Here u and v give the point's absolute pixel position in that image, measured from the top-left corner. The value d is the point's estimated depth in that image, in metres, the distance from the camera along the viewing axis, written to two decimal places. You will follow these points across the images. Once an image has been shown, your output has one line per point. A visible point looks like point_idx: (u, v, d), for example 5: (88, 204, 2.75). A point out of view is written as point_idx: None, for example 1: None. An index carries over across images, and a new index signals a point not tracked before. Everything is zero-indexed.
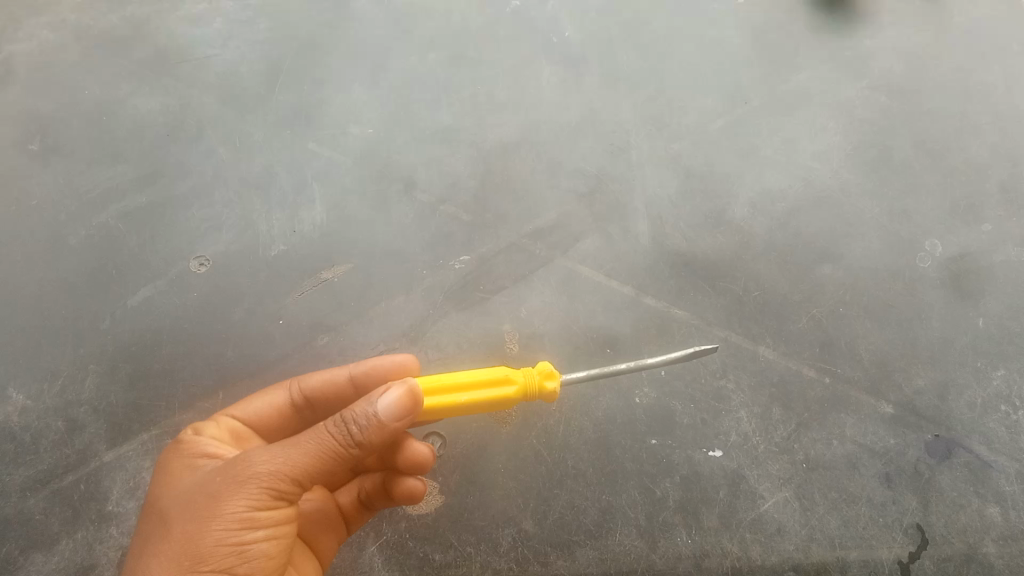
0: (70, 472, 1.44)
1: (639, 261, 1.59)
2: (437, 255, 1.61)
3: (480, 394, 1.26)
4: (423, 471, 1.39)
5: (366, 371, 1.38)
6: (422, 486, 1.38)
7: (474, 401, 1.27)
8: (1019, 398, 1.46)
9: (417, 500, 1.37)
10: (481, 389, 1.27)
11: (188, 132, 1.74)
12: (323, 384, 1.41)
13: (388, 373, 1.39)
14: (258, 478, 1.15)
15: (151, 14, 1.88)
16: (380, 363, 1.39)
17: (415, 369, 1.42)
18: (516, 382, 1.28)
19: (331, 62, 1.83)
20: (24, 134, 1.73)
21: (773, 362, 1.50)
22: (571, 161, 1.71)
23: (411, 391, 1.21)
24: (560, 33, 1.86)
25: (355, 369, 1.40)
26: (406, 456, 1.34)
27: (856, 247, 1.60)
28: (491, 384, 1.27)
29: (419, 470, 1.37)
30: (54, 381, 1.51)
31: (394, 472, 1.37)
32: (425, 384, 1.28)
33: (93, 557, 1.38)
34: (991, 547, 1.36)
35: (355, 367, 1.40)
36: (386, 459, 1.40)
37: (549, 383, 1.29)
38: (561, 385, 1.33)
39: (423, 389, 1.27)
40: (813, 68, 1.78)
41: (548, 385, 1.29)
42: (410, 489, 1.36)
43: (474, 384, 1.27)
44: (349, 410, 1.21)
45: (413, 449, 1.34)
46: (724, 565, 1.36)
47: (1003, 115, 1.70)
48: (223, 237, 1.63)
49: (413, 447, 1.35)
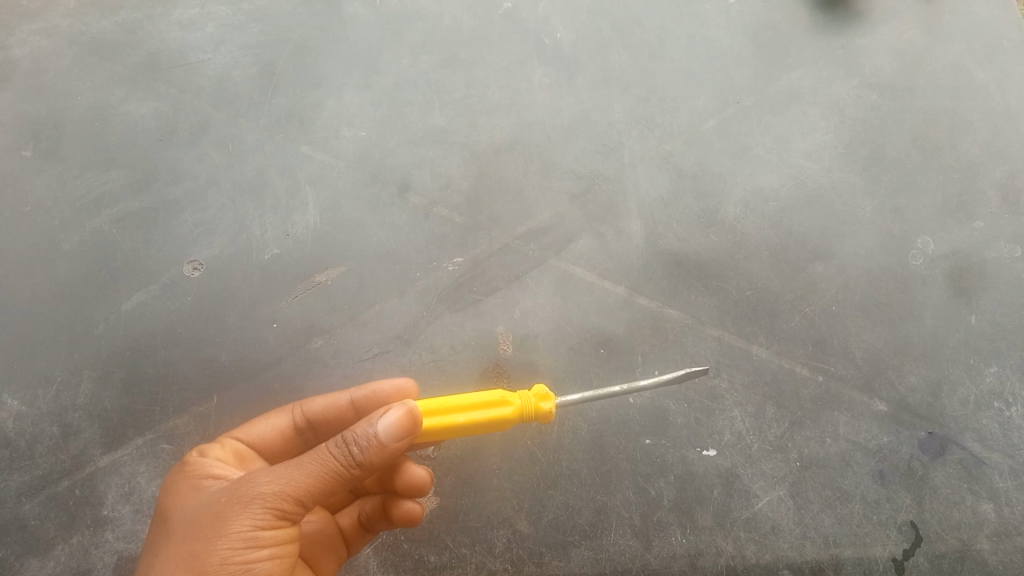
0: (65, 477, 1.44)
1: (632, 261, 1.60)
2: (431, 256, 1.62)
3: (477, 416, 1.26)
4: (421, 493, 1.38)
5: (367, 395, 1.38)
6: (420, 509, 1.37)
7: (470, 422, 1.26)
8: (1012, 394, 1.47)
9: (416, 522, 1.37)
10: (478, 411, 1.26)
11: (182, 137, 1.74)
12: (323, 410, 1.41)
13: (387, 397, 1.39)
14: (262, 499, 1.15)
15: (143, 19, 1.88)
16: (380, 387, 1.39)
17: (414, 393, 1.42)
18: (513, 404, 1.28)
19: (323, 65, 1.84)
20: (18, 140, 1.74)
21: (766, 361, 1.50)
22: (564, 162, 1.71)
23: (410, 412, 1.21)
24: (552, 34, 1.87)
25: (355, 394, 1.40)
26: (403, 479, 1.35)
27: (849, 245, 1.60)
28: (487, 406, 1.27)
29: (417, 492, 1.37)
30: (49, 386, 1.51)
31: (392, 494, 1.37)
32: (425, 406, 1.28)
33: (89, 562, 1.38)
34: (985, 543, 1.36)
35: (355, 392, 1.40)
36: (384, 481, 1.39)
37: (545, 404, 1.29)
38: (556, 407, 1.32)
39: (422, 410, 1.27)
40: (804, 67, 1.79)
41: (543, 406, 1.28)
42: (408, 512, 1.35)
43: (471, 406, 1.27)
44: (349, 431, 1.21)
45: (410, 471, 1.36)
46: (719, 564, 1.36)
47: (995, 113, 1.71)
48: (217, 240, 1.63)
49: (410, 470, 1.36)
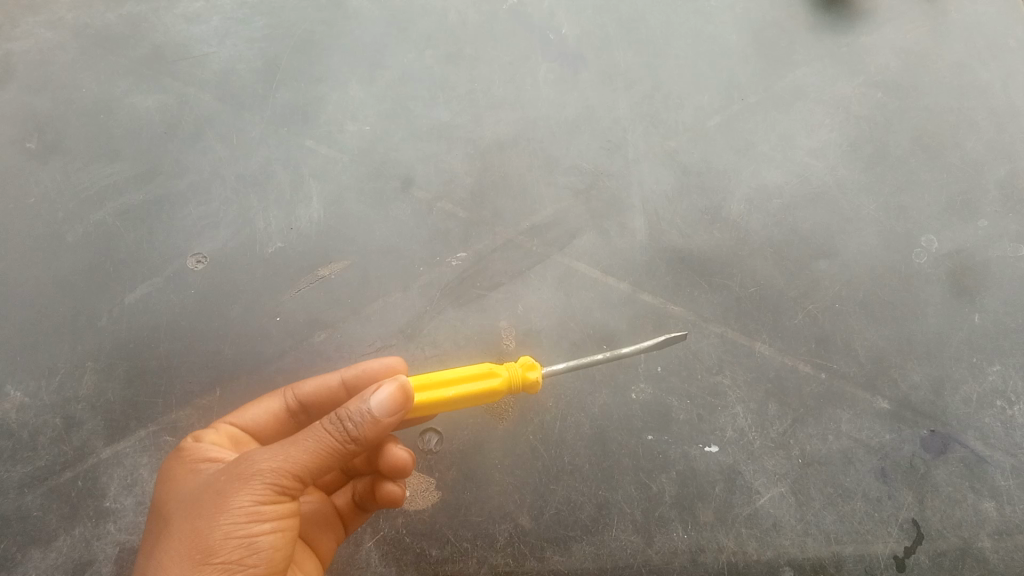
0: (68, 468, 1.44)
1: (636, 258, 1.60)
2: (434, 251, 1.62)
3: (467, 388, 1.27)
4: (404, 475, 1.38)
5: (357, 374, 1.39)
6: (401, 491, 1.37)
7: (461, 395, 1.28)
8: (1014, 393, 1.47)
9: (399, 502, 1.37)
10: (467, 384, 1.28)
11: (185, 130, 1.74)
12: (315, 391, 1.41)
13: (379, 375, 1.41)
14: (262, 474, 1.15)
15: (148, 12, 1.88)
16: (370, 366, 1.40)
17: (403, 370, 1.43)
18: (501, 375, 1.30)
19: (328, 59, 1.84)
20: (23, 132, 1.74)
21: (769, 358, 1.50)
22: (568, 158, 1.71)
23: (403, 388, 1.22)
24: (557, 29, 1.86)
25: (346, 373, 1.40)
26: (387, 460, 1.35)
27: (853, 243, 1.60)
28: (476, 378, 1.29)
29: (400, 474, 1.37)
30: (52, 378, 1.51)
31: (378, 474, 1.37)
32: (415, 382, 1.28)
33: (91, 554, 1.38)
34: (986, 541, 1.37)
35: (346, 371, 1.40)
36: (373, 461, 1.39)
37: (531, 374, 1.31)
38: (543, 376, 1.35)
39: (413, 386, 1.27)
40: (810, 65, 1.78)
41: (531, 375, 1.31)
42: (391, 494, 1.35)
43: (460, 379, 1.29)
44: (341, 407, 1.21)
45: (394, 453, 1.35)
46: (720, 560, 1.37)
47: (999, 112, 1.71)
48: (220, 234, 1.63)
49: (394, 451, 1.36)
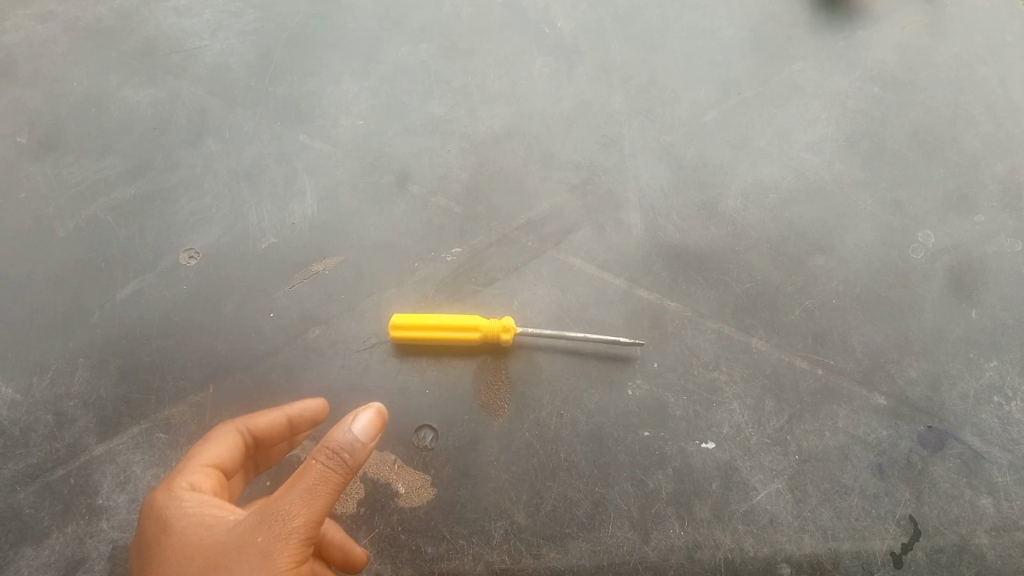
0: (60, 466, 1.42)
1: (633, 253, 1.59)
2: (429, 247, 1.60)
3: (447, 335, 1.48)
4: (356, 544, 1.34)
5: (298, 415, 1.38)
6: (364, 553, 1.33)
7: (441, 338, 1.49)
8: (1012, 388, 1.47)
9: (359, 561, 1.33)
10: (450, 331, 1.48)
11: (178, 124, 1.73)
12: (270, 428, 1.35)
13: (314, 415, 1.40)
14: (295, 531, 1.07)
15: (140, 5, 1.87)
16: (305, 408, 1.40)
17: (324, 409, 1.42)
18: (479, 329, 1.47)
19: (321, 53, 1.82)
20: (12, 126, 1.72)
21: (765, 353, 1.50)
22: (564, 152, 1.70)
23: (378, 412, 1.20)
24: (553, 24, 1.85)
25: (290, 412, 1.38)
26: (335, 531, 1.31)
27: (850, 238, 1.59)
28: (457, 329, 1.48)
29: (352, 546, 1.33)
30: (43, 374, 1.49)
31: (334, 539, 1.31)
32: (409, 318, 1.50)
33: (83, 552, 1.37)
34: (984, 537, 1.36)
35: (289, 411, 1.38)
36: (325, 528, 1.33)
37: (504, 335, 1.47)
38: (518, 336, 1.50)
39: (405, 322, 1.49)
40: (806, 59, 1.78)
41: (503, 336, 1.46)
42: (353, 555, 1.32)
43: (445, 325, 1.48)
44: (327, 443, 1.12)
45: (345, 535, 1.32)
46: (717, 557, 1.36)
47: (996, 107, 1.70)
48: (213, 229, 1.62)
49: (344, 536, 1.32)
